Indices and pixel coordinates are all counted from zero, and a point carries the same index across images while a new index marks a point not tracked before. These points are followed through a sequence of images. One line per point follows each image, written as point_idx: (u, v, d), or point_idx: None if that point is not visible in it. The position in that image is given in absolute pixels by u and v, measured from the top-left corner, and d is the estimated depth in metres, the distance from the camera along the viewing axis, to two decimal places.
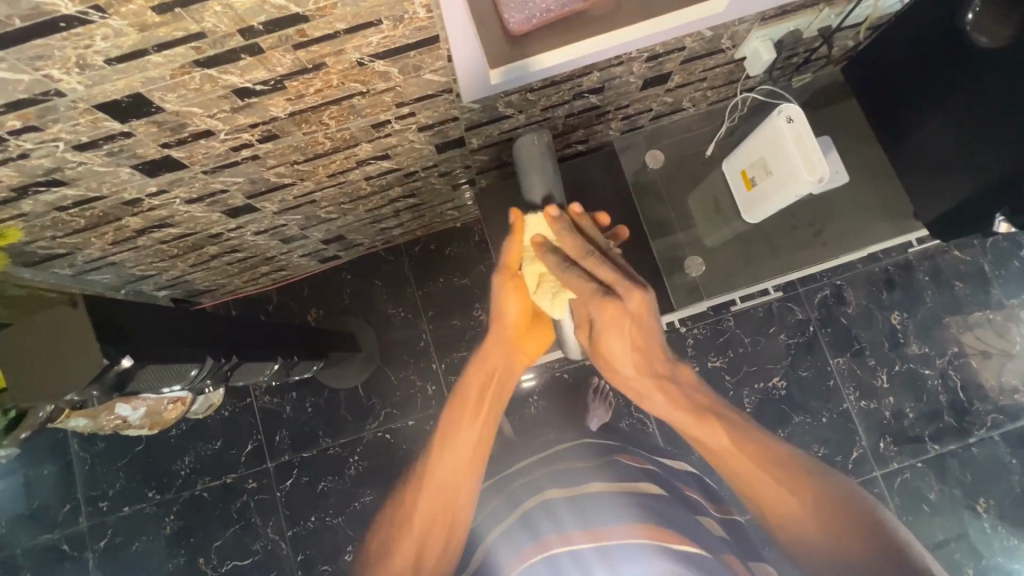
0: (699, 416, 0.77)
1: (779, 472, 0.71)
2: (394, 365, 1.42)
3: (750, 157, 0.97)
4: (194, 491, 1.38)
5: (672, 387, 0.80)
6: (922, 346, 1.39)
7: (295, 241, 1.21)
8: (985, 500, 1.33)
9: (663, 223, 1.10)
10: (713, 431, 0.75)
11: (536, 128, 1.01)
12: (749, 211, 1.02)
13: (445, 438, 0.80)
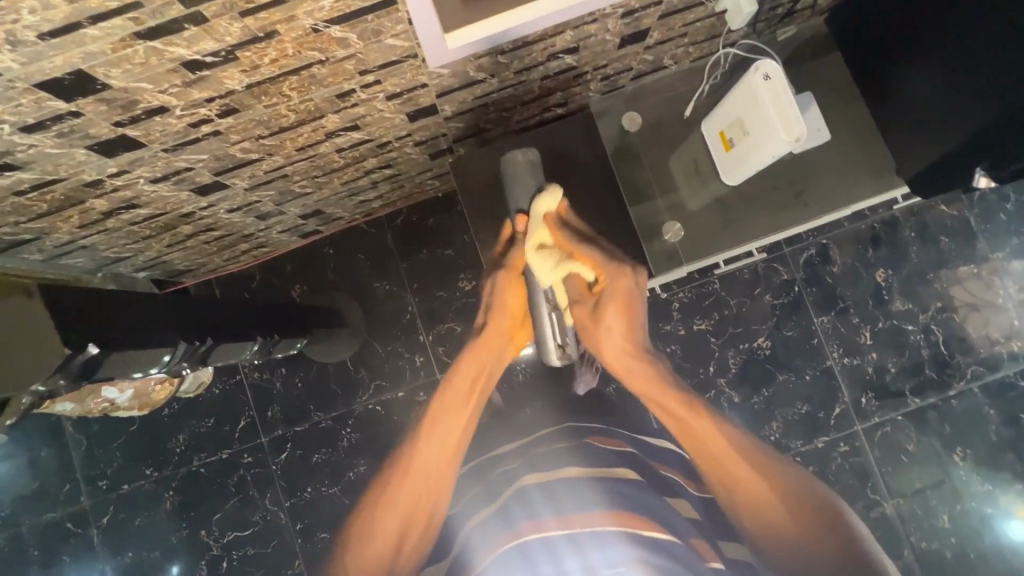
0: (691, 410, 0.76)
1: (749, 459, 0.73)
2: (382, 338, 1.42)
3: (728, 117, 0.94)
4: (192, 467, 1.41)
5: (648, 373, 0.79)
6: (906, 303, 1.40)
7: (272, 217, 1.19)
8: (962, 450, 1.37)
9: (641, 189, 1.07)
10: (704, 424, 0.75)
11: (511, 91, 0.98)
12: (727, 172, 1.00)
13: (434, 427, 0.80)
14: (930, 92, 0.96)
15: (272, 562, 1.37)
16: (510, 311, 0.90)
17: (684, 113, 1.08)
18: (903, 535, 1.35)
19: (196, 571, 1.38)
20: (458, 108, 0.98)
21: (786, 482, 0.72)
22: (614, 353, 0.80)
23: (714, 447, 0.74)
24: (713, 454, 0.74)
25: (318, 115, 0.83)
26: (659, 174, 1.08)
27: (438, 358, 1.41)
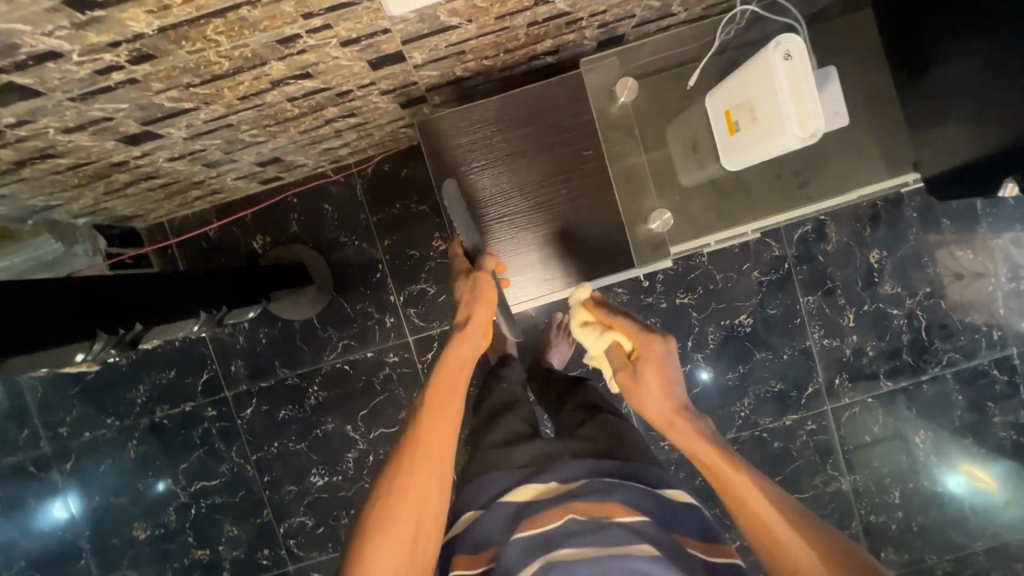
0: (725, 457, 0.70)
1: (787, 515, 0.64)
2: (350, 296, 1.35)
3: (738, 96, 0.80)
4: (155, 418, 1.38)
5: (688, 426, 0.73)
6: (895, 287, 1.35)
7: (222, 165, 1.07)
8: (924, 432, 1.39)
9: (631, 166, 0.94)
10: (737, 473, 0.68)
11: (493, 39, 0.84)
12: (730, 158, 0.86)
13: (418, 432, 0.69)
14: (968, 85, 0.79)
15: (241, 511, 1.39)
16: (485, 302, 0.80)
17: (688, 82, 0.96)
18: (853, 508, 1.41)
19: (165, 516, 1.40)
20: (429, 57, 0.85)
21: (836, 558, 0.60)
22: (657, 411, 0.76)
23: (753, 501, 0.65)
24: (755, 522, 0.64)
25: (256, 62, 0.70)
26: (653, 152, 0.96)
27: (409, 320, 1.35)
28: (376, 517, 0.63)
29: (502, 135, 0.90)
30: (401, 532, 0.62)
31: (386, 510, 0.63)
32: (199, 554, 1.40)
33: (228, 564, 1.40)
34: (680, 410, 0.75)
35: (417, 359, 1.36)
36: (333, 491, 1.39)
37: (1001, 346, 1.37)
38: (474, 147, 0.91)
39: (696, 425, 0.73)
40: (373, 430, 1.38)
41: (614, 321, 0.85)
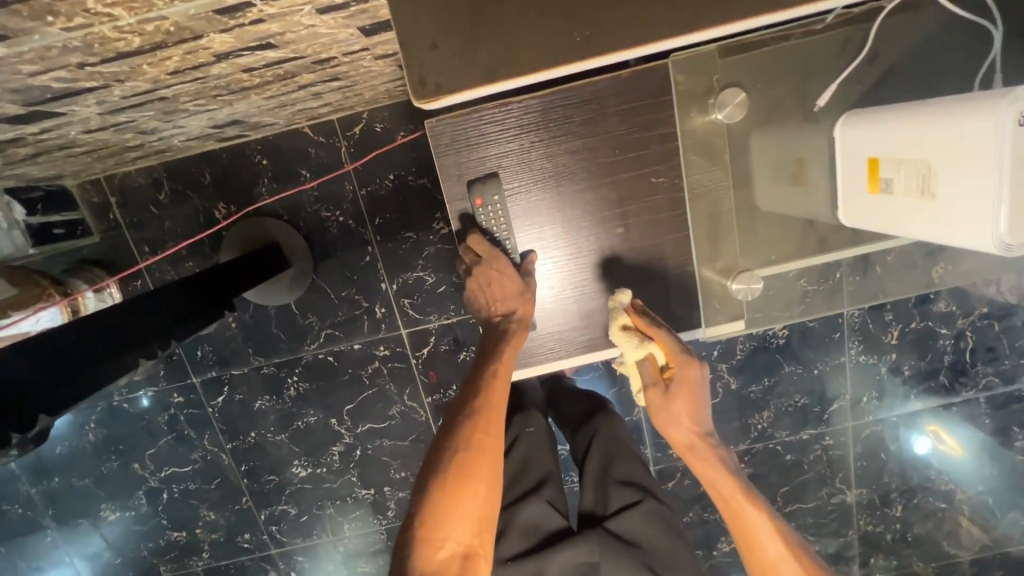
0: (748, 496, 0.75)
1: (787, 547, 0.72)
2: (333, 281, 1.15)
3: (903, 151, 0.56)
4: (114, 401, 1.24)
5: (707, 454, 0.78)
6: (950, 305, 1.21)
7: (164, 130, 0.82)
8: (937, 451, 1.32)
9: (713, 206, 0.85)
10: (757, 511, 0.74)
11: None
12: (853, 210, 0.67)
13: (485, 402, 0.72)
14: None
15: (216, 497, 1.30)
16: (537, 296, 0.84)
17: (815, 106, 0.74)
18: (854, 518, 1.38)
19: (134, 500, 1.30)
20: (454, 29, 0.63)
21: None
22: (681, 434, 0.79)
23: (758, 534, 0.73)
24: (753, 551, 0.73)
25: (185, 39, 0.45)
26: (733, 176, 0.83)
27: (402, 311, 1.17)
28: (455, 479, 0.65)
29: (543, 149, 0.82)
30: (479, 494, 0.66)
31: (466, 472, 0.66)
32: (174, 536, 1.33)
33: (207, 546, 1.34)
34: (702, 440, 0.78)
35: (412, 354, 1.20)
36: (316, 482, 1.30)
37: None
38: (509, 161, 0.83)
39: (717, 455, 0.78)
40: (360, 425, 1.25)
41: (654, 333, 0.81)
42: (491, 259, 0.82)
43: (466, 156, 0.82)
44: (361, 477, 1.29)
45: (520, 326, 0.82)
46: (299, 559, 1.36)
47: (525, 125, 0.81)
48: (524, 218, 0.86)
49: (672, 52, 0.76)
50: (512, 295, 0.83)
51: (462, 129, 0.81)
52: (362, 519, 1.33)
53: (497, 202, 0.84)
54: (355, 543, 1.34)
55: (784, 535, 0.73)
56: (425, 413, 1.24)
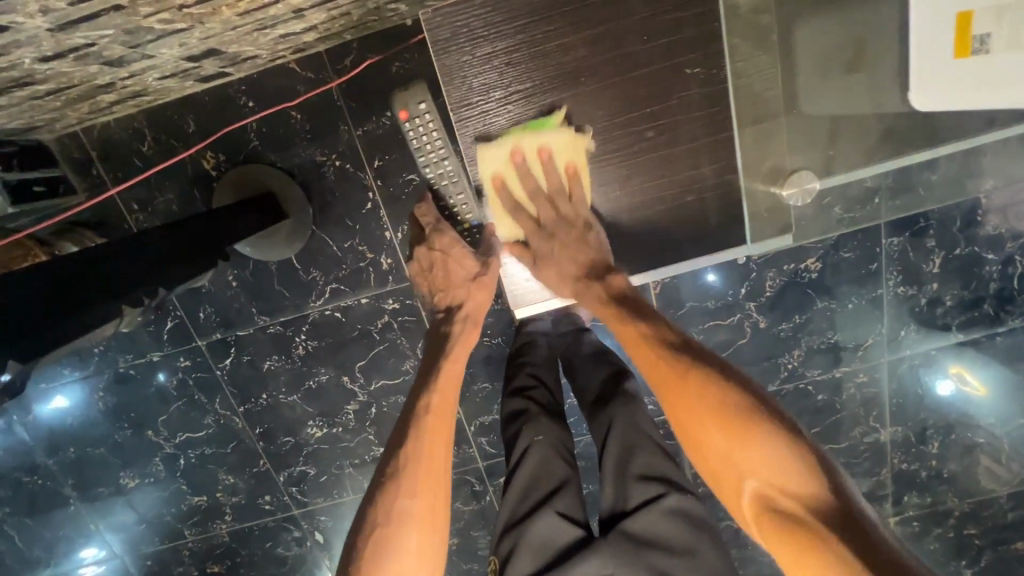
0: (675, 365, 0.69)
1: (738, 406, 0.62)
2: (334, 232, 1.09)
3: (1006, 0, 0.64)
4: (119, 369, 1.20)
5: (639, 323, 0.77)
6: (1000, 227, 1.12)
7: (134, 62, 0.73)
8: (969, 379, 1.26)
9: (761, 99, 0.87)
10: (680, 377, 0.68)
11: None
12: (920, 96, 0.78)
13: (435, 403, 0.76)
14: None
15: (234, 461, 1.28)
16: (448, 272, 0.91)
17: None
18: (888, 456, 1.34)
19: (152, 466, 1.28)
20: None
21: (764, 451, 0.58)
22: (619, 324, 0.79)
23: (695, 406, 0.65)
24: (699, 435, 0.64)
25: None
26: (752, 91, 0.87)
27: (409, 261, 1.11)
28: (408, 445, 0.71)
29: (555, 39, 0.83)
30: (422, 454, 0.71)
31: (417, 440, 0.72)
32: (196, 500, 1.32)
33: (229, 509, 1.33)
34: (636, 316, 0.78)
35: (423, 306, 1.14)
36: (333, 441, 1.27)
37: None
38: (512, 57, 0.84)
39: (650, 332, 0.75)
40: (373, 381, 1.21)
41: (553, 275, 0.92)
42: (438, 238, 0.91)
43: (462, 43, 0.83)
44: (378, 435, 1.26)
45: (467, 324, 0.88)
46: (322, 518, 1.35)
47: (534, 10, 0.81)
48: (520, 121, 0.88)
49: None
50: (460, 282, 0.91)
51: (461, 23, 0.82)
52: None
53: (423, 112, 0.90)
54: None
55: (730, 392, 0.63)
56: None
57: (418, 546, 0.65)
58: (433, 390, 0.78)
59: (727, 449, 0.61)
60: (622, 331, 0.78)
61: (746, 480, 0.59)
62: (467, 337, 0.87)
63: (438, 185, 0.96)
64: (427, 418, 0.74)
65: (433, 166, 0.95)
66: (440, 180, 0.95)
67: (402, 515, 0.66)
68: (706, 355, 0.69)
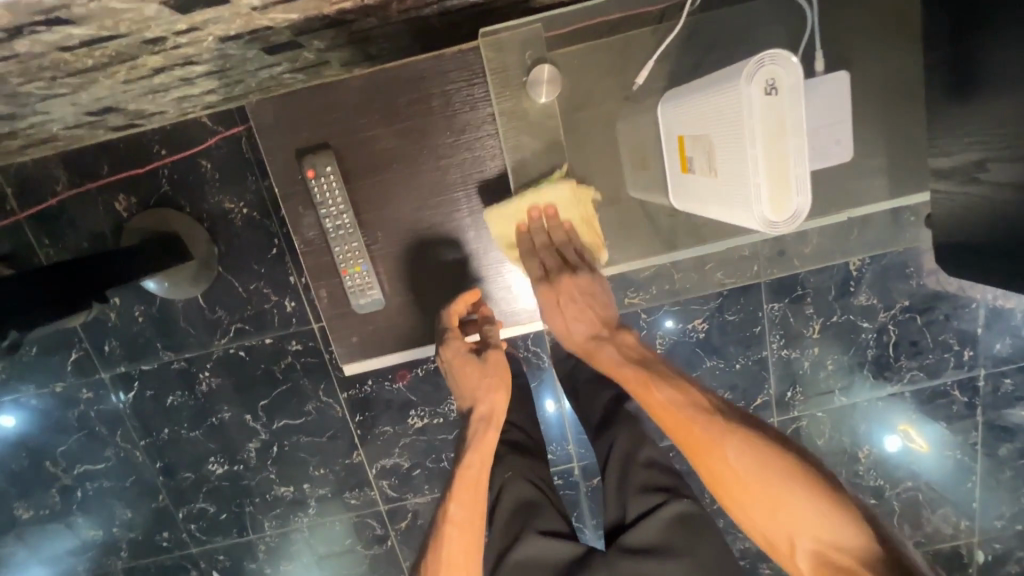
0: (702, 416, 0.69)
1: (775, 467, 0.64)
2: (240, 275, 1.13)
3: (696, 126, 0.62)
4: (20, 398, 1.21)
5: (654, 389, 0.72)
6: (871, 298, 1.20)
7: (28, 116, 0.79)
8: (868, 448, 1.31)
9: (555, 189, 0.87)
10: (710, 444, 0.67)
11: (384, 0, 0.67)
12: (680, 193, 0.74)
13: (454, 517, 0.78)
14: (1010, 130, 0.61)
15: (132, 495, 1.28)
16: (464, 376, 0.86)
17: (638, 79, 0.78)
18: None
19: (48, 498, 1.28)
20: (297, 21, 0.67)
21: (765, 501, 0.63)
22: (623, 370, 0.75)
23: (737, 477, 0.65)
24: (729, 486, 0.66)
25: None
26: (583, 165, 0.85)
27: (313, 306, 1.15)
28: (447, 523, 0.78)
29: (379, 129, 0.87)
30: (454, 535, 0.76)
31: (453, 520, 0.78)
32: (91, 535, 1.30)
33: (126, 544, 1.32)
34: (650, 370, 0.74)
35: (325, 349, 1.18)
36: (234, 479, 1.28)
37: (969, 365, 1.26)
38: (343, 140, 0.87)
39: (663, 375, 0.73)
40: (276, 421, 1.23)
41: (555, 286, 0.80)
42: (442, 350, 0.87)
43: (286, 128, 0.87)
44: (280, 474, 1.27)
45: (481, 424, 0.84)
46: (221, 557, 1.33)
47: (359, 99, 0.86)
48: (359, 197, 0.90)
49: (481, 31, 0.77)
50: (476, 388, 0.85)
51: (291, 111, 0.86)
52: (283, 517, 1.31)
53: (330, 174, 0.86)
54: (276, 541, 1.32)
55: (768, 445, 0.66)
56: (342, 408, 1.23)
57: None
58: (451, 500, 0.80)
59: (763, 506, 0.63)
60: (637, 386, 0.74)
61: (797, 539, 0.61)
62: (486, 439, 0.83)
63: (333, 238, 0.89)
64: (461, 495, 0.79)
65: (334, 219, 0.88)
66: (336, 234, 0.88)
67: None
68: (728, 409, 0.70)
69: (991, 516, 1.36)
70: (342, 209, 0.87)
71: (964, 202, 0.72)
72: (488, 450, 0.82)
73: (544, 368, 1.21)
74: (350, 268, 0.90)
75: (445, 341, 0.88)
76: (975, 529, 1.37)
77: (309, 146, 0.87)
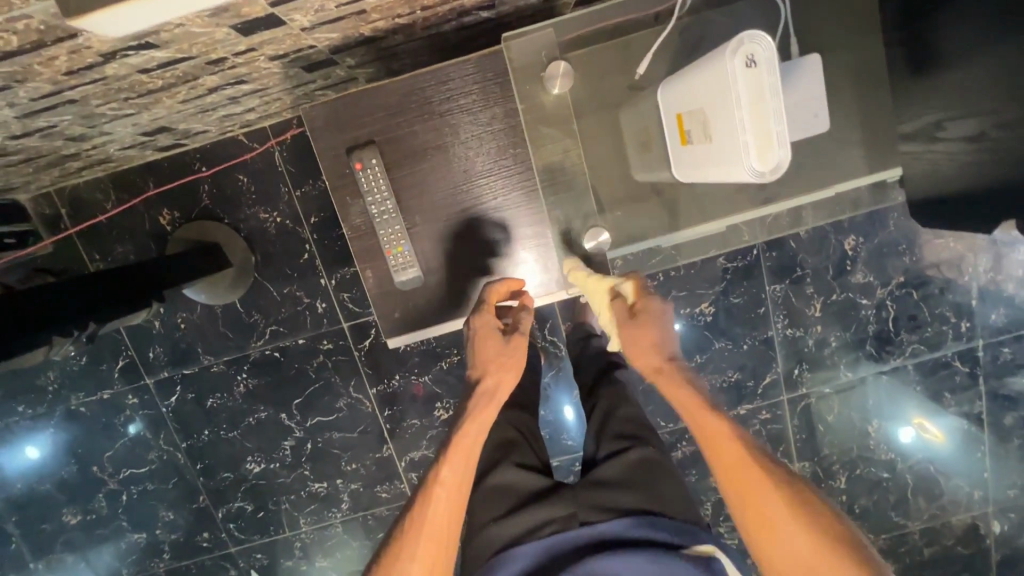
0: (762, 467, 0.64)
1: (828, 543, 0.59)
2: (275, 279, 1.22)
3: (691, 100, 0.69)
4: (70, 406, 1.29)
5: (726, 434, 0.67)
6: (868, 276, 1.27)
7: (94, 137, 0.89)
8: (877, 422, 1.36)
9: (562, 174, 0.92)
10: (767, 508, 0.62)
11: (411, 18, 0.77)
12: (678, 166, 0.80)
13: (445, 479, 0.71)
14: (973, 90, 0.68)
15: (174, 497, 1.34)
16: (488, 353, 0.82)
17: (638, 70, 0.86)
18: None
19: (95, 502, 1.34)
20: (338, 40, 0.77)
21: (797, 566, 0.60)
22: (687, 399, 0.71)
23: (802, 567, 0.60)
24: (772, 555, 0.61)
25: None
26: (593, 148, 0.91)
27: (342, 305, 1.23)
28: (431, 486, 0.70)
29: (421, 124, 0.91)
30: (438, 502, 0.69)
31: (438, 485, 0.70)
32: (135, 538, 1.36)
33: (168, 546, 1.37)
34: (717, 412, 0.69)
35: (355, 346, 1.26)
36: (270, 477, 1.34)
37: (967, 337, 1.31)
38: (387, 135, 0.92)
39: (725, 416, 0.69)
40: (309, 418, 1.30)
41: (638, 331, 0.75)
42: (474, 317, 0.85)
43: (332, 124, 0.90)
44: (314, 470, 1.34)
45: (484, 398, 0.79)
46: (259, 556, 1.39)
47: (403, 97, 0.90)
48: (401, 187, 0.94)
49: (506, 35, 0.85)
50: (490, 358, 0.82)
51: (338, 108, 0.90)
52: (317, 513, 1.36)
53: (375, 166, 0.90)
54: (311, 537, 1.38)
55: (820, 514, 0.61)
56: (371, 404, 1.29)
57: None
58: (442, 466, 0.72)
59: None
60: (698, 422, 0.69)
61: None
62: (490, 413, 0.77)
63: (378, 223, 0.92)
64: (453, 464, 0.72)
65: (378, 206, 0.92)
66: (381, 219, 0.92)
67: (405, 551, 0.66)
68: (787, 472, 0.64)
69: (1003, 486, 1.39)
70: (387, 197, 0.91)
71: (938, 161, 0.79)
72: (491, 427, 0.76)
73: (561, 358, 1.28)
74: (392, 249, 0.93)
75: (478, 309, 0.86)
76: (988, 499, 1.40)
77: (355, 140, 0.91)
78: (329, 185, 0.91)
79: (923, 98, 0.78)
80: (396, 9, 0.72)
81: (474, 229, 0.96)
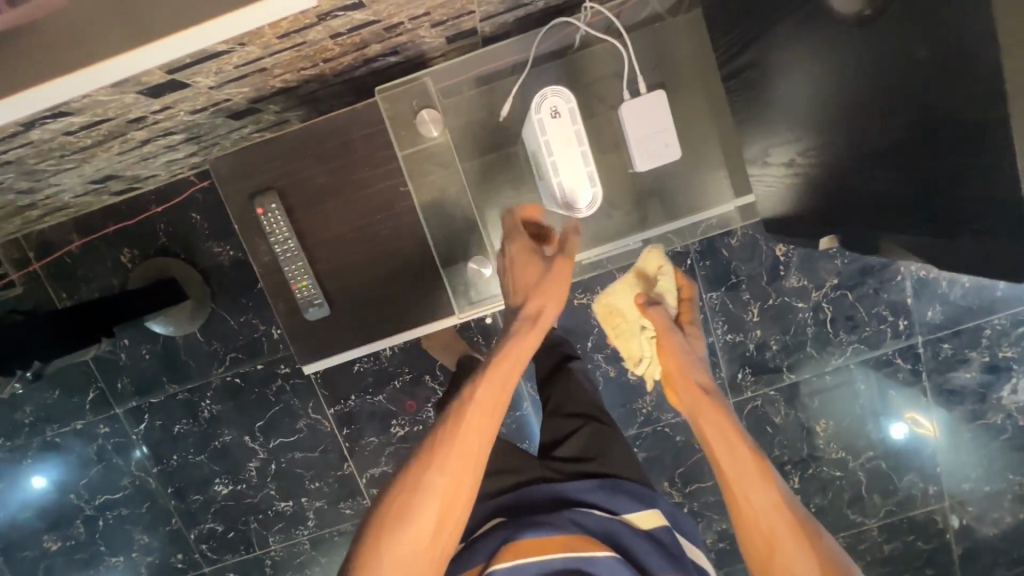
0: (786, 507, 0.70)
1: None
2: (232, 309, 1.28)
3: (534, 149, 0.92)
4: (46, 437, 1.36)
5: (755, 469, 0.74)
6: (802, 280, 1.31)
7: (45, 188, 0.96)
8: (825, 422, 1.39)
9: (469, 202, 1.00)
10: (787, 546, 0.67)
11: (318, 69, 0.83)
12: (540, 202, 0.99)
13: (481, 395, 0.68)
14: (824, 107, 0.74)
15: (148, 520, 1.40)
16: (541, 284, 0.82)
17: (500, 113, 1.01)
18: None
19: (73, 528, 1.40)
20: (253, 92, 0.84)
21: None
22: (716, 440, 0.78)
23: None
24: None
25: (61, 88, 0.51)
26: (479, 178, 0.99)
27: None
28: (465, 401, 0.68)
29: (319, 168, 0.96)
30: (476, 415, 0.67)
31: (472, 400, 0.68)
32: (113, 562, 1.42)
33: (144, 568, 1.43)
34: (753, 452, 0.76)
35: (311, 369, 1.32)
36: (238, 498, 1.40)
37: (906, 335, 1.34)
38: (287, 181, 0.96)
39: (756, 454, 0.76)
40: (272, 440, 1.36)
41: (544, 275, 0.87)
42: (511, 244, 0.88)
43: (236, 173, 0.96)
44: (280, 490, 1.39)
45: (526, 323, 0.78)
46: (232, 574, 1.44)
47: (298, 144, 0.95)
48: (304, 228, 0.97)
49: (379, 89, 0.94)
50: (529, 286, 0.83)
51: (239, 161, 0.95)
52: (284, 532, 1.42)
53: (277, 211, 0.95)
54: (281, 555, 1.43)
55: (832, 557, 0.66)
56: (330, 423, 1.35)
57: (444, 485, 0.63)
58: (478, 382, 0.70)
59: None
60: (725, 460, 0.76)
61: None
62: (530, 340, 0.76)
63: (281, 263, 0.96)
64: (491, 377, 0.70)
65: (282, 247, 0.96)
66: (285, 258, 0.96)
67: (442, 457, 0.64)
68: (804, 516, 0.70)
69: (957, 480, 1.41)
70: (289, 239, 0.95)
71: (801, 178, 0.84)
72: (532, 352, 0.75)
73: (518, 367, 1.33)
74: (297, 285, 0.97)
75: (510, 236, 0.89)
76: (944, 493, 1.42)
77: (258, 186, 0.96)
78: (237, 231, 0.96)
79: (775, 131, 0.84)
80: (299, 64, 0.79)
81: (377, 263, 0.99)
